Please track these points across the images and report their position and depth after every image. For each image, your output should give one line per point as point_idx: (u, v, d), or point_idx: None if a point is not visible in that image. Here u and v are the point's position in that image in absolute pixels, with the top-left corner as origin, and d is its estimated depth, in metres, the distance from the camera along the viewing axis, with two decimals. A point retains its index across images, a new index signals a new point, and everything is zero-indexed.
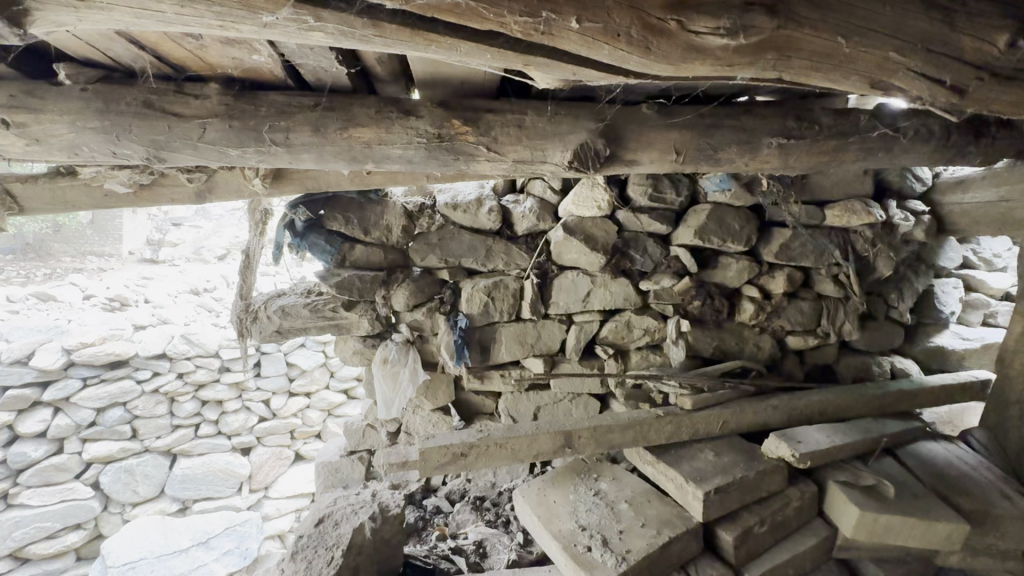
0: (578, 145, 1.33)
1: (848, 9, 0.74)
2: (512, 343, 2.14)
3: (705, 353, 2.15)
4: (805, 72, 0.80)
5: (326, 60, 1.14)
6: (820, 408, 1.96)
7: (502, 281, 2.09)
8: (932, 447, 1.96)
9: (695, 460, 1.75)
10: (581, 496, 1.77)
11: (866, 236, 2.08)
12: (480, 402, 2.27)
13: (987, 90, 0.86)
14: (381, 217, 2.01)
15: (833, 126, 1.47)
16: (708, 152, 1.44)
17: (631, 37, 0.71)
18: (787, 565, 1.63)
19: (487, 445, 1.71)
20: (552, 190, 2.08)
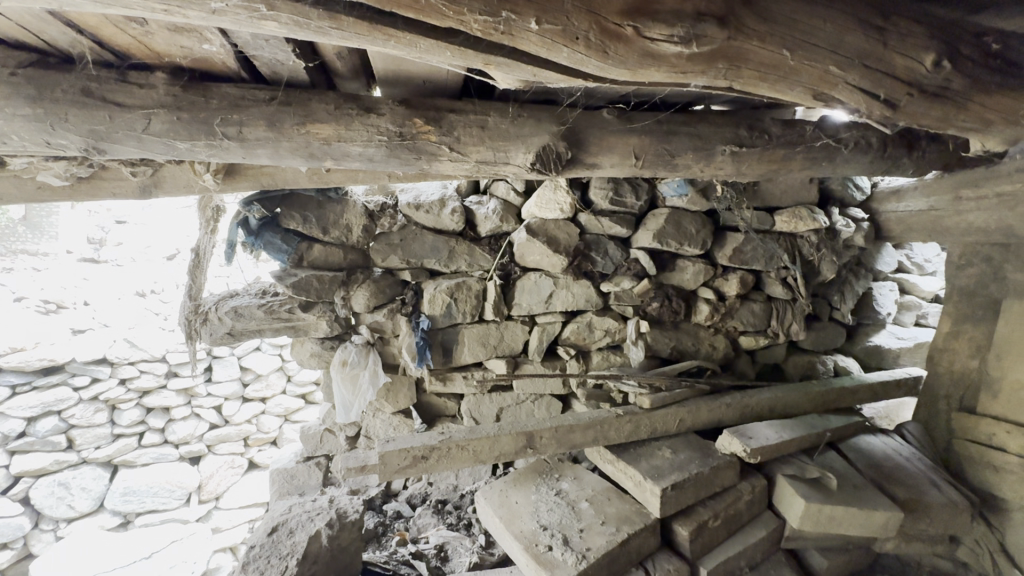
0: (540, 148, 1.35)
1: (793, 24, 0.78)
2: (475, 344, 2.14)
3: (663, 353, 2.21)
4: (754, 81, 0.84)
5: (283, 53, 1.11)
6: (770, 405, 2.05)
7: (465, 282, 2.08)
8: (871, 441, 2.08)
9: (653, 458, 1.79)
10: (543, 495, 1.78)
11: (812, 242, 2.19)
12: (442, 404, 2.25)
13: (917, 105, 0.92)
14: (340, 217, 1.96)
15: (781, 136, 1.54)
16: (666, 157, 1.48)
17: (589, 41, 0.72)
18: (739, 556, 1.69)
19: (449, 447, 1.69)
20: (515, 192, 2.10)
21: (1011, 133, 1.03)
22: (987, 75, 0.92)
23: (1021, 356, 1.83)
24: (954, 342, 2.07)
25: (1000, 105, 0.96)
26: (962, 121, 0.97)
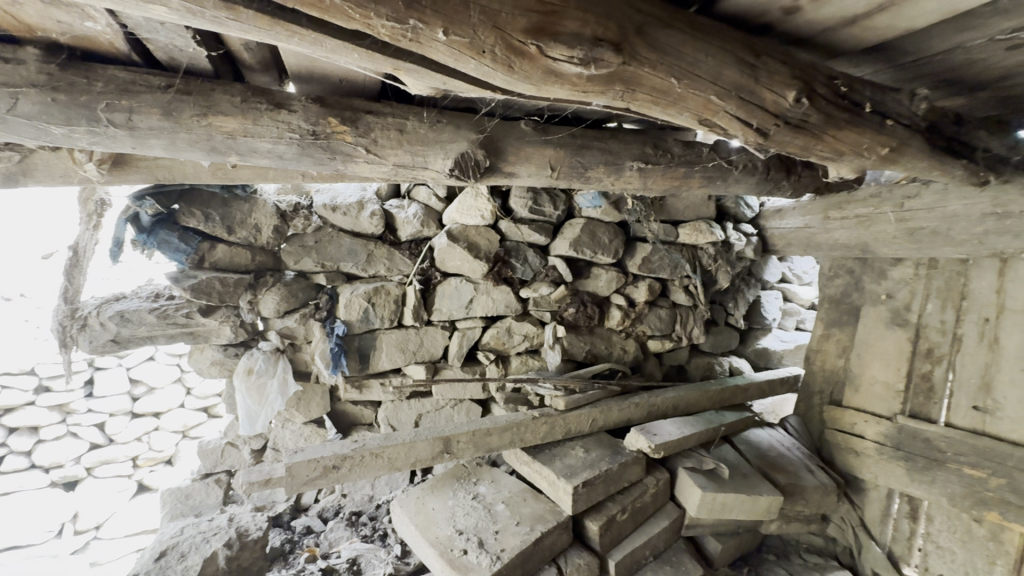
0: (459, 154, 1.37)
1: (680, 55, 0.87)
2: (394, 349, 2.10)
3: (579, 357, 2.30)
4: (647, 104, 0.92)
5: (181, 39, 1.04)
6: (673, 404, 2.21)
7: (384, 286, 2.05)
8: (759, 434, 2.31)
9: (567, 457, 1.86)
10: (460, 500, 1.79)
11: (710, 253, 2.41)
12: (358, 412, 2.18)
13: (783, 135, 1.05)
14: (248, 215, 1.85)
15: (682, 156, 1.68)
16: (579, 169, 1.57)
17: (495, 55, 0.76)
18: (644, 546, 1.81)
19: (362, 456, 1.64)
20: (436, 197, 2.10)
21: (857, 163, 1.20)
22: (838, 113, 1.08)
23: (876, 355, 2.11)
24: (826, 343, 2.34)
25: (848, 140, 1.13)
26: (820, 151, 1.13)
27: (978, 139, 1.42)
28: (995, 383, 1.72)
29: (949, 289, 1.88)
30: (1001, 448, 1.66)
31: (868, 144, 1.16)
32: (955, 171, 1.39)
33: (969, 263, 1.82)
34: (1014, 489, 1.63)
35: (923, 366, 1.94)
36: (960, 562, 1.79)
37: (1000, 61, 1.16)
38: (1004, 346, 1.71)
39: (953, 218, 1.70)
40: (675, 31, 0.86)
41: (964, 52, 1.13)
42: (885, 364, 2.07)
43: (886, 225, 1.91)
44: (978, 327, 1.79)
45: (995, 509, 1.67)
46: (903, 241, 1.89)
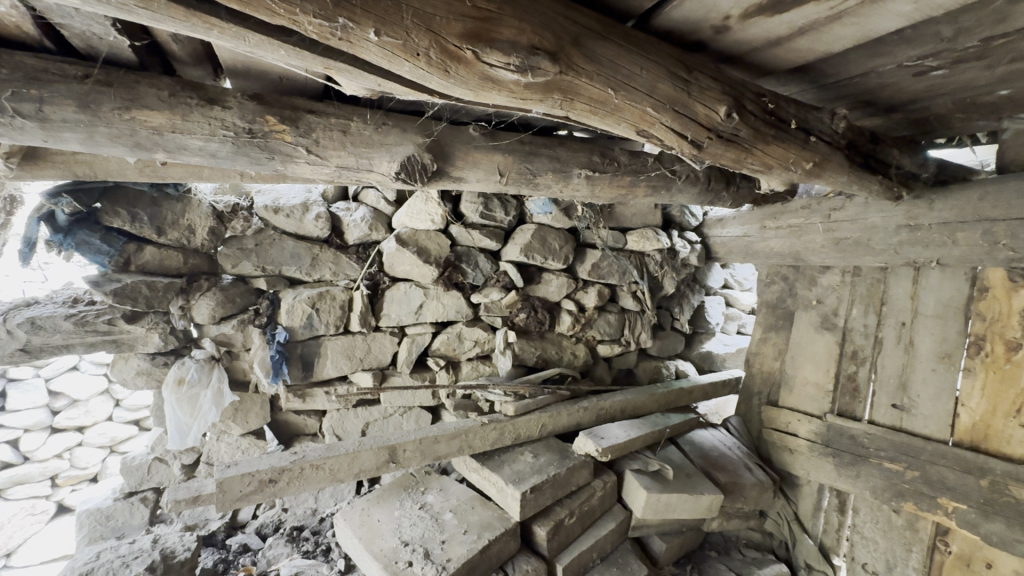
0: (404, 157, 1.34)
1: (615, 67, 0.90)
2: (340, 356, 2.04)
3: (530, 362, 2.31)
4: (586, 114, 0.94)
5: (100, 26, 0.97)
6: (621, 407, 2.25)
7: (329, 291, 1.98)
8: (702, 435, 2.39)
9: (515, 463, 1.86)
10: (406, 511, 1.75)
11: (656, 260, 2.49)
12: (301, 422, 2.10)
13: (716, 148, 1.10)
14: (180, 216, 1.75)
15: (627, 165, 1.72)
16: (527, 176, 1.58)
17: (430, 58, 0.74)
18: (591, 548, 1.83)
19: (301, 468, 1.57)
20: (385, 201, 2.07)
21: (785, 176, 1.27)
22: (765, 128, 1.14)
23: (808, 357, 2.23)
24: (763, 346, 2.45)
25: (776, 154, 1.19)
26: (751, 164, 1.18)
27: (892, 157, 1.54)
28: (910, 382, 1.86)
29: (871, 295, 2.01)
30: (915, 443, 1.79)
31: (794, 158, 1.22)
32: (873, 186, 1.49)
33: (888, 271, 1.96)
34: (927, 481, 1.75)
35: (849, 367, 2.07)
36: (882, 550, 1.92)
37: (908, 86, 1.26)
38: (918, 348, 1.85)
39: (873, 229, 1.83)
40: (610, 44, 0.88)
41: (878, 76, 1.22)
42: (816, 366, 2.20)
43: (815, 235, 2.04)
44: (896, 330, 1.92)
45: (911, 499, 1.80)
46: (830, 251, 2.02)
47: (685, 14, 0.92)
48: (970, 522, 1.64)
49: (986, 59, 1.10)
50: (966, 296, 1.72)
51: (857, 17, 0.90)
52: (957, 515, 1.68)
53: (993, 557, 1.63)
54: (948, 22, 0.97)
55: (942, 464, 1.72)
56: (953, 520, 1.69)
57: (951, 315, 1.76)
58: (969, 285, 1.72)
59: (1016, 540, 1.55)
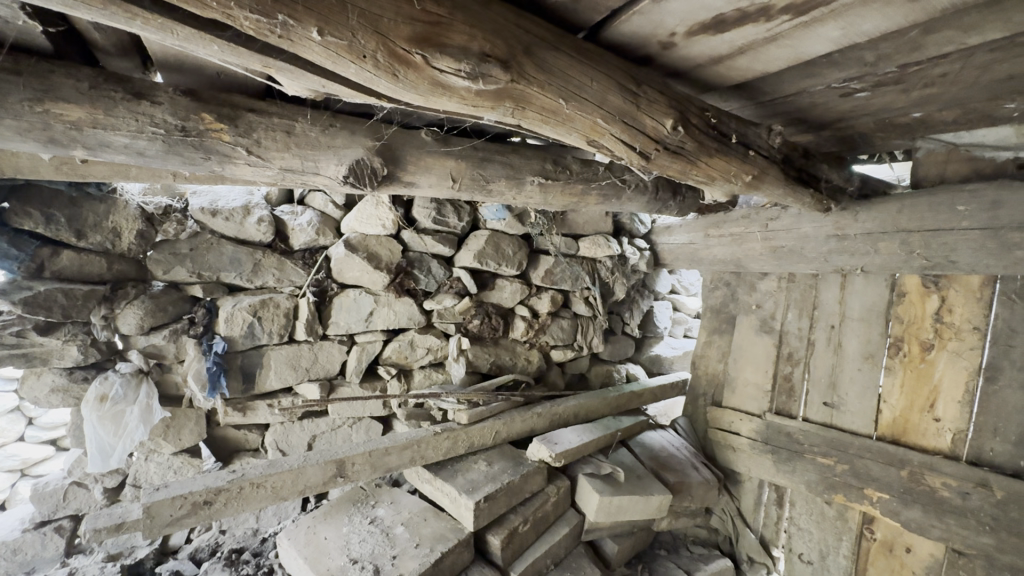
0: (353, 162, 1.30)
1: (566, 77, 0.90)
2: (284, 367, 1.95)
3: (483, 369, 2.29)
4: (538, 123, 0.94)
5: (6, 9, 0.87)
6: (574, 412, 2.28)
7: (272, 298, 1.89)
8: (652, 436, 2.46)
9: (469, 472, 1.84)
10: (355, 526, 1.69)
11: (608, 266, 2.55)
12: (241, 437, 1.99)
13: (663, 159, 1.13)
14: (103, 218, 1.61)
15: (580, 173, 1.75)
16: (480, 182, 1.57)
17: (378, 61, 0.72)
18: (545, 554, 1.83)
19: (240, 488, 1.47)
20: (334, 205, 2.01)
21: (727, 187, 1.33)
22: (708, 141, 1.18)
23: (748, 360, 2.34)
24: (708, 349, 2.54)
25: (719, 166, 1.24)
26: (695, 175, 1.23)
27: (821, 171, 1.65)
28: (839, 381, 1.99)
29: (804, 300, 2.14)
30: (845, 438, 1.92)
31: (736, 170, 1.28)
32: (806, 198, 1.59)
33: (819, 278, 2.09)
34: (855, 473, 1.88)
35: (785, 368, 2.19)
36: (816, 540, 2.03)
37: (836, 106, 1.35)
38: (846, 349, 1.98)
39: (805, 238, 1.96)
40: (561, 54, 0.89)
41: (809, 96, 1.30)
42: (756, 368, 2.31)
43: (755, 244, 2.15)
44: (826, 333, 2.05)
45: (841, 491, 1.92)
46: (767, 259, 2.13)
47: (633, 29, 0.95)
48: (892, 510, 1.77)
49: (902, 83, 1.20)
50: (887, 301, 1.86)
51: (791, 40, 0.96)
52: (880, 504, 1.81)
53: (912, 541, 1.77)
54: (870, 48, 1.05)
55: (868, 457, 1.85)
56: (877, 508, 1.82)
57: (874, 318, 1.90)
58: (889, 290, 1.86)
59: (931, 525, 1.68)
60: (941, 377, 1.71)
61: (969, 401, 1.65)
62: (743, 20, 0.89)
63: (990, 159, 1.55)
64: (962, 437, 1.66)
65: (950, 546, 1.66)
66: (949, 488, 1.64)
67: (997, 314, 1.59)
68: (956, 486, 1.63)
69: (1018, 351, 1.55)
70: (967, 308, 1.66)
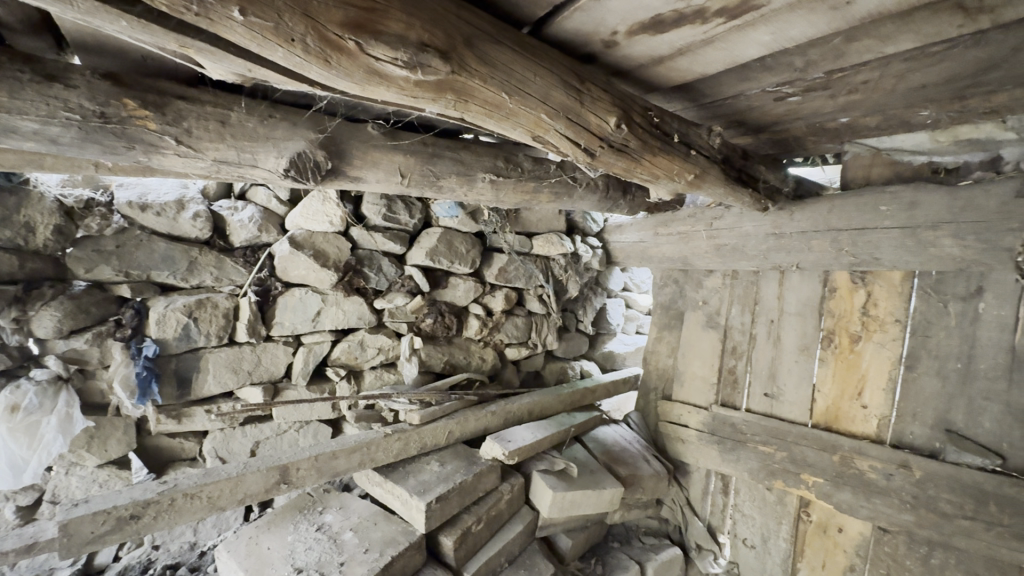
0: (295, 154, 1.24)
1: (509, 71, 0.90)
2: (224, 371, 1.85)
3: (436, 368, 2.26)
4: (482, 117, 0.93)
5: None
6: (528, 409, 2.29)
7: (210, 298, 1.79)
8: (605, 431, 2.50)
9: (421, 473, 1.81)
10: (301, 534, 1.63)
11: (561, 264, 2.57)
12: (176, 446, 1.87)
13: (608, 157, 1.15)
14: (15, 211, 1.48)
15: (531, 171, 1.75)
16: (429, 178, 1.55)
17: (307, 45, 0.69)
18: (499, 552, 1.83)
19: (172, 499, 1.38)
20: (277, 200, 1.93)
21: (670, 185, 1.36)
22: (651, 140, 1.21)
23: (695, 354, 2.42)
24: (658, 345, 2.61)
25: (663, 165, 1.27)
26: (640, 173, 1.25)
27: (759, 172, 1.72)
28: (778, 372, 2.09)
29: (746, 296, 2.23)
30: (783, 427, 2.01)
31: (678, 169, 1.31)
32: (745, 198, 1.66)
33: (759, 275, 2.19)
34: (792, 460, 1.98)
35: (729, 361, 2.28)
36: (758, 525, 2.13)
37: (771, 110, 1.42)
38: (784, 342, 2.08)
39: (746, 237, 2.04)
40: (504, 49, 0.89)
41: (745, 99, 1.36)
42: (702, 361, 2.38)
43: (700, 242, 2.23)
44: (766, 327, 2.15)
45: (781, 478, 2.01)
46: (711, 257, 2.21)
47: (576, 26, 0.95)
48: (826, 493, 1.88)
49: (830, 89, 1.27)
50: (820, 296, 1.98)
51: (726, 43, 0.99)
52: (815, 488, 1.91)
53: (844, 522, 1.88)
54: (799, 53, 1.11)
55: (804, 444, 1.95)
56: (812, 492, 1.92)
57: (809, 312, 2.01)
58: (822, 286, 1.97)
59: (860, 505, 1.79)
60: (868, 366, 1.83)
61: (892, 387, 1.77)
62: (680, 21, 0.91)
63: (909, 163, 1.67)
64: (886, 422, 1.78)
65: (876, 524, 1.78)
66: (876, 471, 1.76)
67: (915, 306, 1.72)
68: (881, 468, 1.75)
69: (933, 341, 1.68)
70: (889, 302, 1.78)
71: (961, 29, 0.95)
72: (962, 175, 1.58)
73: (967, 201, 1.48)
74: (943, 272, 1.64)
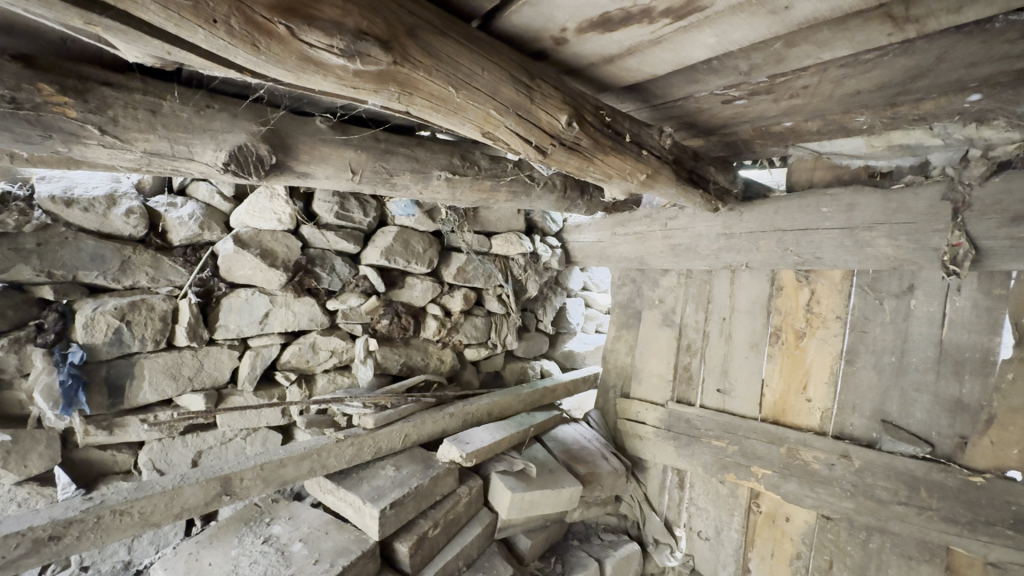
0: (235, 147, 1.17)
1: (455, 65, 0.88)
2: (162, 377, 1.74)
3: (393, 370, 2.21)
4: (428, 110, 0.91)
5: None
6: (487, 410, 2.27)
7: (145, 300, 1.68)
8: (565, 430, 2.51)
9: (375, 479, 1.76)
10: (246, 547, 1.55)
11: (520, 263, 2.57)
12: (108, 458, 1.74)
13: (560, 155, 1.14)
14: None
15: (488, 169, 1.73)
16: (382, 175, 1.50)
17: (231, 28, 0.65)
18: (456, 556, 1.80)
19: (99, 517, 1.28)
20: (221, 196, 1.83)
21: (623, 185, 1.37)
22: (604, 139, 1.21)
23: (652, 352, 2.45)
24: (617, 344, 2.64)
25: (615, 164, 1.28)
26: (592, 172, 1.26)
27: (709, 173, 1.77)
28: (730, 368, 2.15)
29: (700, 295, 2.29)
30: (735, 421, 2.07)
31: (631, 169, 1.33)
32: (697, 198, 1.69)
33: (712, 274, 2.25)
34: (743, 453, 2.04)
35: (684, 358, 2.32)
36: (712, 517, 2.19)
37: (719, 112, 1.45)
38: (735, 339, 2.15)
39: (698, 237, 2.09)
40: (450, 41, 0.86)
41: (695, 101, 1.39)
42: (659, 359, 2.42)
43: (655, 241, 2.27)
44: (719, 324, 2.21)
45: (732, 471, 2.07)
46: (666, 256, 2.25)
47: (524, 21, 0.94)
48: (774, 484, 1.94)
49: (773, 94, 1.31)
50: (768, 294, 2.05)
51: (673, 44, 1.00)
52: (764, 479, 1.98)
53: (790, 511, 1.95)
54: (744, 56, 1.13)
55: (753, 437, 2.01)
56: (762, 484, 1.98)
57: (758, 310, 2.08)
58: (770, 284, 2.05)
59: (805, 494, 1.86)
60: (812, 361, 1.91)
61: (833, 381, 1.85)
62: (628, 20, 0.91)
63: (848, 167, 1.76)
64: (828, 414, 1.86)
65: (820, 513, 1.85)
66: (819, 461, 1.83)
67: (854, 304, 1.80)
68: (824, 459, 1.82)
69: (870, 336, 1.77)
70: (831, 299, 1.86)
71: (890, 38, 1.00)
72: (895, 178, 1.66)
73: (899, 203, 1.56)
74: (878, 270, 1.73)
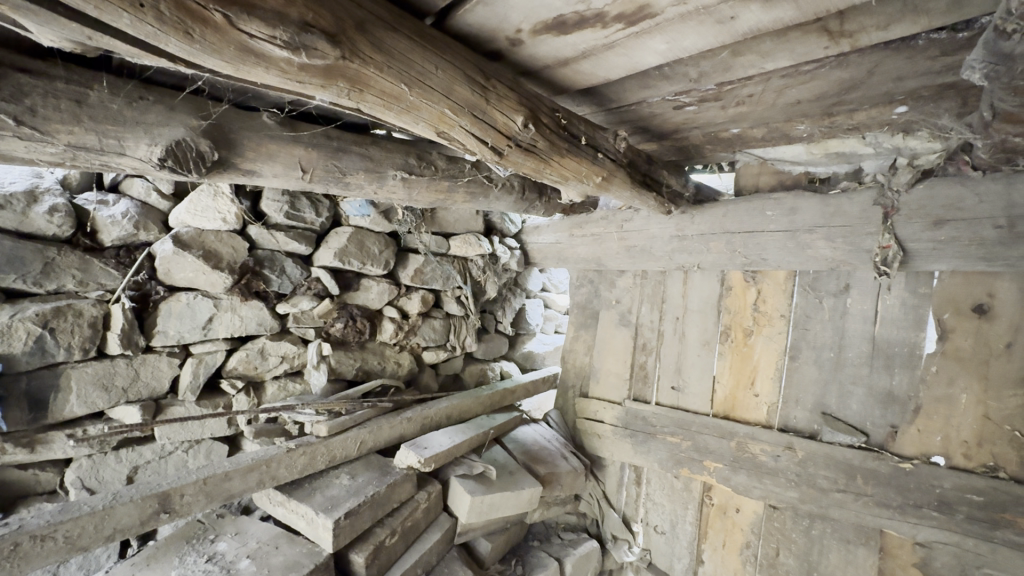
0: (173, 142, 1.09)
1: (407, 62, 0.86)
2: (92, 389, 1.61)
3: (348, 375, 2.15)
4: (379, 108, 0.88)
5: None
6: (446, 413, 2.24)
7: (72, 305, 1.55)
8: (524, 431, 2.52)
9: (329, 488, 1.70)
10: (187, 567, 1.45)
11: (478, 264, 2.55)
12: (29, 479, 1.59)
13: (516, 156, 1.14)
14: None
15: (445, 169, 1.70)
16: (335, 174, 1.45)
17: (161, 14, 0.61)
18: (414, 564, 1.76)
19: (16, 544, 1.17)
20: (158, 193, 1.72)
21: (580, 187, 1.38)
22: (560, 141, 1.22)
23: (609, 351, 2.49)
24: (575, 344, 2.67)
25: (571, 167, 1.29)
26: (549, 174, 1.26)
27: (662, 176, 1.81)
28: (684, 366, 2.21)
29: (655, 295, 2.35)
30: (688, 417, 2.14)
31: (587, 171, 1.34)
32: (650, 201, 1.74)
33: (666, 275, 2.31)
34: (696, 448, 2.11)
35: (640, 357, 2.38)
36: (667, 512, 2.24)
37: (671, 117, 1.49)
38: (688, 338, 2.21)
39: (653, 239, 2.15)
40: (401, 38, 0.84)
41: (648, 106, 1.42)
42: (616, 358, 2.47)
43: (612, 243, 2.31)
44: (673, 324, 2.27)
45: (686, 466, 2.13)
46: (623, 257, 2.30)
47: (479, 20, 0.93)
48: (725, 477, 2.02)
49: (721, 101, 1.36)
50: (718, 294, 2.12)
51: (626, 49, 1.02)
52: (716, 473, 2.05)
53: (740, 503, 2.03)
54: (693, 63, 1.17)
55: (705, 432, 2.08)
56: (713, 477, 2.05)
57: (709, 310, 2.15)
58: (720, 285, 2.12)
59: (754, 486, 1.94)
60: (759, 358, 1.99)
61: (778, 376, 1.94)
62: (582, 24, 0.92)
63: (790, 173, 1.85)
64: (774, 408, 1.95)
65: (767, 503, 1.93)
66: (766, 453, 1.92)
67: (797, 302, 1.90)
68: (770, 451, 1.91)
69: (812, 333, 1.86)
70: (776, 298, 1.95)
71: (827, 50, 1.05)
72: (832, 184, 1.76)
73: (836, 207, 1.65)
74: (818, 271, 1.83)
